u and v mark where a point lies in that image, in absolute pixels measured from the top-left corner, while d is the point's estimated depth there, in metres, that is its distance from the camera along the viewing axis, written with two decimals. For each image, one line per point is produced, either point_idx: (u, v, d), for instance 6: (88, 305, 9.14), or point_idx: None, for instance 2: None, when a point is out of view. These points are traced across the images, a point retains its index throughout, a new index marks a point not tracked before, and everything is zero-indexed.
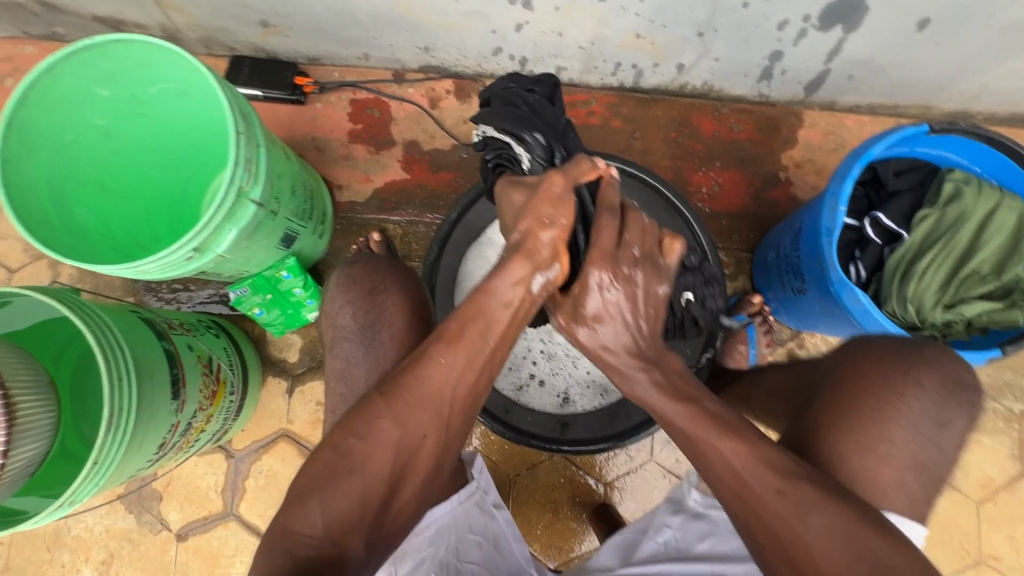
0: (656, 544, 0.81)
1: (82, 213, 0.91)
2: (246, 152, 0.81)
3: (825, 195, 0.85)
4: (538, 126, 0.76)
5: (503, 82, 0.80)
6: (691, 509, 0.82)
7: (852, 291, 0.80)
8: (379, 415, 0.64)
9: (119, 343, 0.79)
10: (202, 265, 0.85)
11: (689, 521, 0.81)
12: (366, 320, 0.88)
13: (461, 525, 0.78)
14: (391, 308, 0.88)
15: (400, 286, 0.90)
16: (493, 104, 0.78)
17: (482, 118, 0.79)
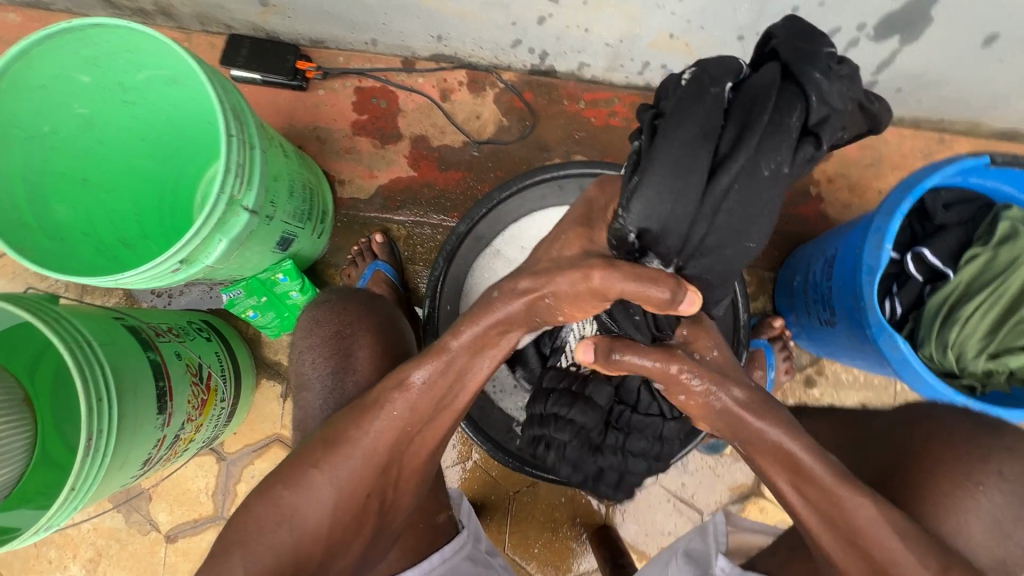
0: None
1: (62, 210, 0.84)
2: (239, 157, 0.74)
3: (869, 229, 0.78)
4: (683, 230, 0.48)
5: (773, 122, 0.45)
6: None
7: (891, 337, 0.74)
8: (313, 465, 0.60)
9: (98, 359, 0.73)
10: (191, 275, 0.79)
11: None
12: (333, 363, 0.80)
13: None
14: (359, 351, 0.80)
15: (364, 328, 0.83)
16: (706, 135, 0.45)
17: (694, 129, 0.45)
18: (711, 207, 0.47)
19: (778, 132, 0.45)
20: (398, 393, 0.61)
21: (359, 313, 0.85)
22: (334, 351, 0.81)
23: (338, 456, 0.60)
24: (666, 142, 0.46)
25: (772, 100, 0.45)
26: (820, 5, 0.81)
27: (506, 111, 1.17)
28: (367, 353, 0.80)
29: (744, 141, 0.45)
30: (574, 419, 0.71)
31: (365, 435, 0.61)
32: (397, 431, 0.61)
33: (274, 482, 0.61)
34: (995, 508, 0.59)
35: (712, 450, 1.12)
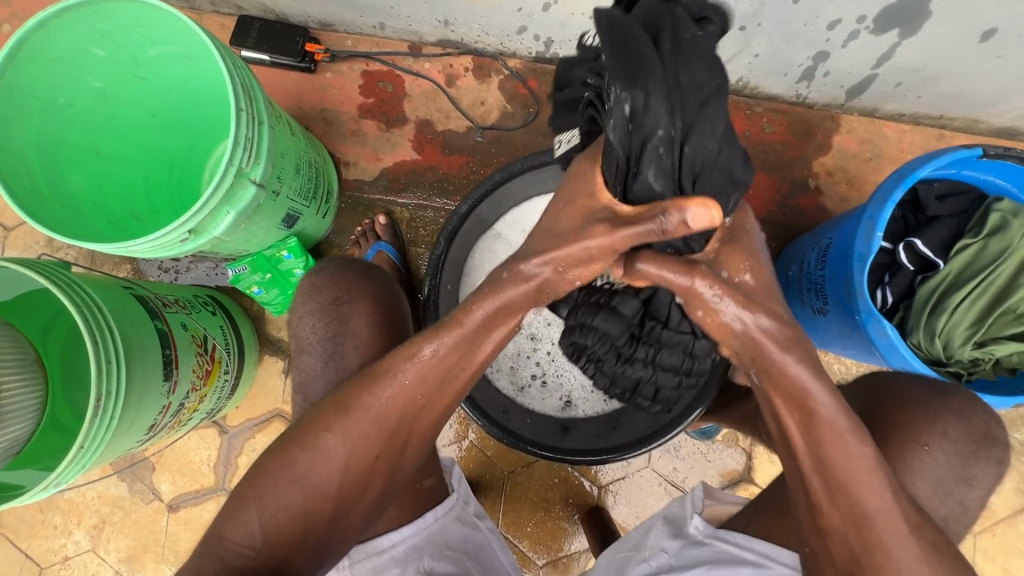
0: (650, 568, 0.72)
1: (75, 180, 0.86)
2: (248, 131, 0.76)
3: (861, 217, 0.79)
4: (659, 127, 0.54)
5: (680, 40, 0.56)
6: (690, 536, 0.72)
7: (879, 323, 0.76)
8: (328, 428, 0.62)
9: (108, 323, 0.76)
10: (199, 246, 0.81)
11: (686, 548, 0.71)
12: (329, 329, 0.82)
13: (441, 539, 0.72)
14: (357, 317, 0.83)
15: (360, 296, 0.85)
16: (654, 67, 0.54)
17: (646, 68, 0.53)
18: (689, 123, 0.56)
19: (690, 45, 0.56)
20: (402, 359, 0.63)
21: (359, 281, 0.86)
22: (328, 320, 0.83)
23: (340, 418, 0.63)
24: (633, 88, 0.53)
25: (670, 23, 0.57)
26: None
27: (510, 97, 1.19)
28: (366, 320, 0.83)
29: (677, 63, 0.55)
30: (597, 326, 0.75)
31: (365, 399, 0.63)
32: (396, 397, 0.64)
33: (278, 443, 0.63)
34: (939, 466, 0.67)
35: (704, 436, 1.15)
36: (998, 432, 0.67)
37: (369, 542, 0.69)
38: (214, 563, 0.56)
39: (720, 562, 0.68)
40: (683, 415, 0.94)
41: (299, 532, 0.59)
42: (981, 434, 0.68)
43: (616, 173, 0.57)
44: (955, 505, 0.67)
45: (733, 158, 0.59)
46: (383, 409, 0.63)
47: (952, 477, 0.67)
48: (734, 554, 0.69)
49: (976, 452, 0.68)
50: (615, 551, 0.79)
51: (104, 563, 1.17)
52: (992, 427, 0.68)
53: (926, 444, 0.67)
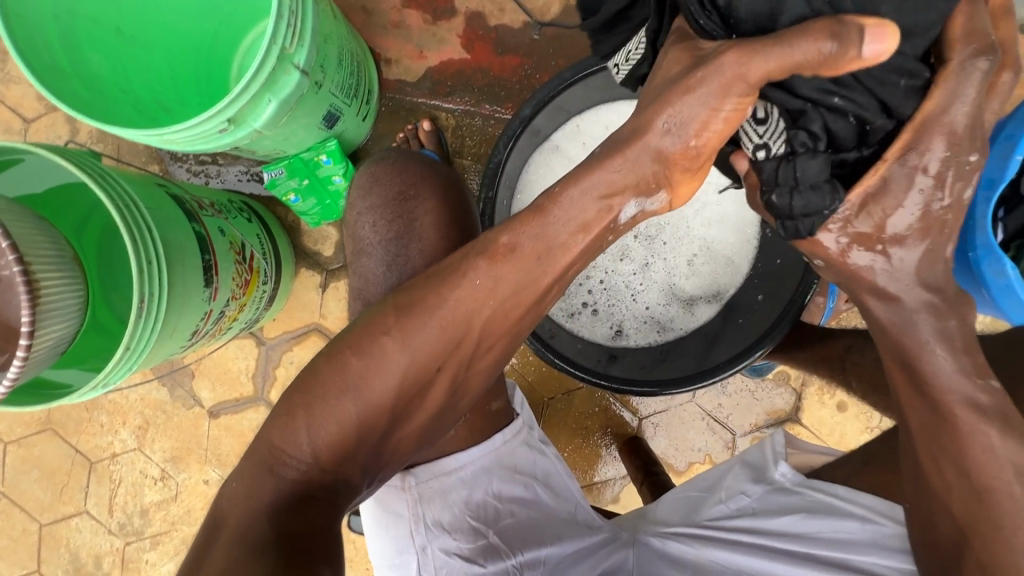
0: (727, 510, 0.68)
1: (97, 59, 0.78)
2: (291, 3, 0.65)
3: (998, 137, 0.68)
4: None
5: None
6: (776, 483, 0.68)
7: (999, 261, 0.67)
8: (384, 332, 0.57)
9: (147, 222, 0.70)
10: (238, 140, 0.74)
11: (773, 494, 0.67)
12: (392, 230, 0.75)
13: (509, 463, 0.69)
14: (422, 217, 0.76)
15: (428, 196, 0.78)
16: None
17: None
18: None
19: None
20: (482, 285, 0.58)
21: (423, 177, 0.79)
22: (388, 220, 0.76)
23: (359, 327, 0.58)
24: None
25: None
26: None
27: None
28: (431, 219, 0.76)
29: None
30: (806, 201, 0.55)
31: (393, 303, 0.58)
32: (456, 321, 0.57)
33: (327, 348, 0.58)
34: None
35: (756, 374, 1.10)
36: None
37: (435, 461, 0.66)
38: (269, 475, 0.54)
39: (817, 512, 0.64)
40: (745, 353, 0.92)
41: (356, 444, 0.56)
42: None
43: (705, 11, 0.53)
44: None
45: None
46: (450, 311, 0.57)
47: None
48: (831, 505, 0.64)
49: None
50: (683, 490, 0.75)
51: (150, 461, 1.21)
52: None
53: None
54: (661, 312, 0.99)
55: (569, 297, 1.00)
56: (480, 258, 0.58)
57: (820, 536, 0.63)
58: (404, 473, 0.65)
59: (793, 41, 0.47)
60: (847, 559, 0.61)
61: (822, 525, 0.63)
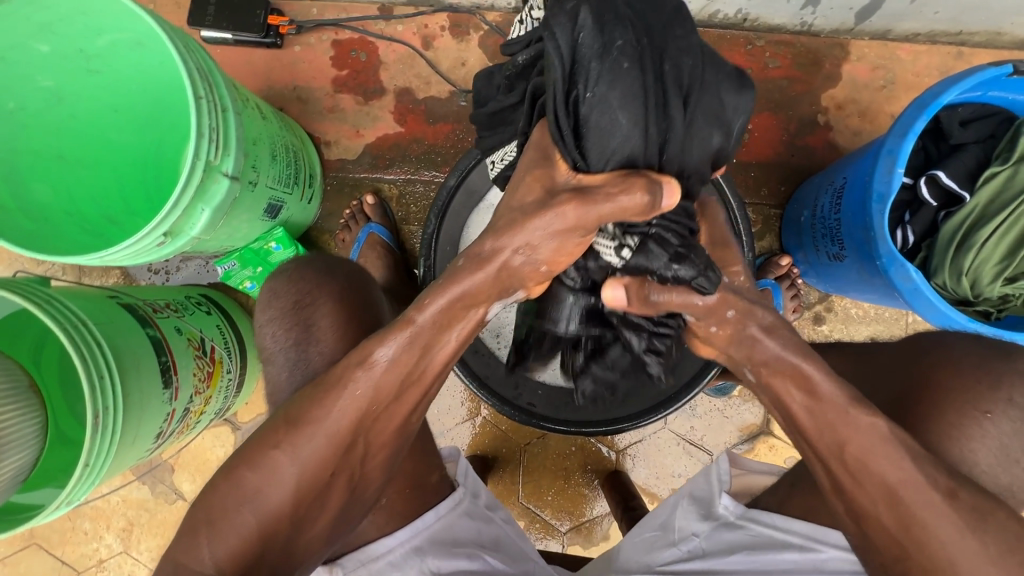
0: (681, 553, 0.70)
1: (42, 189, 0.82)
2: (210, 120, 0.70)
3: (881, 152, 0.73)
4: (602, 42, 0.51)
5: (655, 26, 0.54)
6: (721, 518, 0.71)
7: (903, 267, 0.71)
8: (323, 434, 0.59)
9: (96, 339, 0.73)
10: (179, 248, 0.78)
11: (719, 530, 0.69)
12: (290, 337, 0.75)
13: (447, 536, 0.74)
14: (321, 321, 0.76)
15: (322, 299, 0.78)
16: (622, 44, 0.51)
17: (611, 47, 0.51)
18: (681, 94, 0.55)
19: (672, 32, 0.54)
20: (361, 372, 0.60)
21: (330, 281, 0.79)
22: (288, 328, 0.76)
23: (289, 421, 0.61)
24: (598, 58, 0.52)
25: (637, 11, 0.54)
26: None
27: (493, 55, 1.11)
28: (331, 322, 0.76)
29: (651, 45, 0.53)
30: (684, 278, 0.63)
31: (328, 401, 0.61)
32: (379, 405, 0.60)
33: (269, 456, 0.60)
34: (1002, 435, 0.59)
35: (721, 393, 1.12)
36: None
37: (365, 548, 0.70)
38: None
39: (759, 546, 0.66)
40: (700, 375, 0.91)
41: None
42: None
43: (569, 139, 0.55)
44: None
45: (721, 81, 0.57)
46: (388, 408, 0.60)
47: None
48: (772, 535, 0.66)
49: None
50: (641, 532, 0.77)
51: (138, 563, 1.20)
52: None
53: (987, 411, 0.59)
54: None
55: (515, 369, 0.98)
56: (409, 352, 0.61)
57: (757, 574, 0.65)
58: (331, 566, 0.69)
59: (620, 195, 0.51)
60: None
61: (765, 560, 0.65)
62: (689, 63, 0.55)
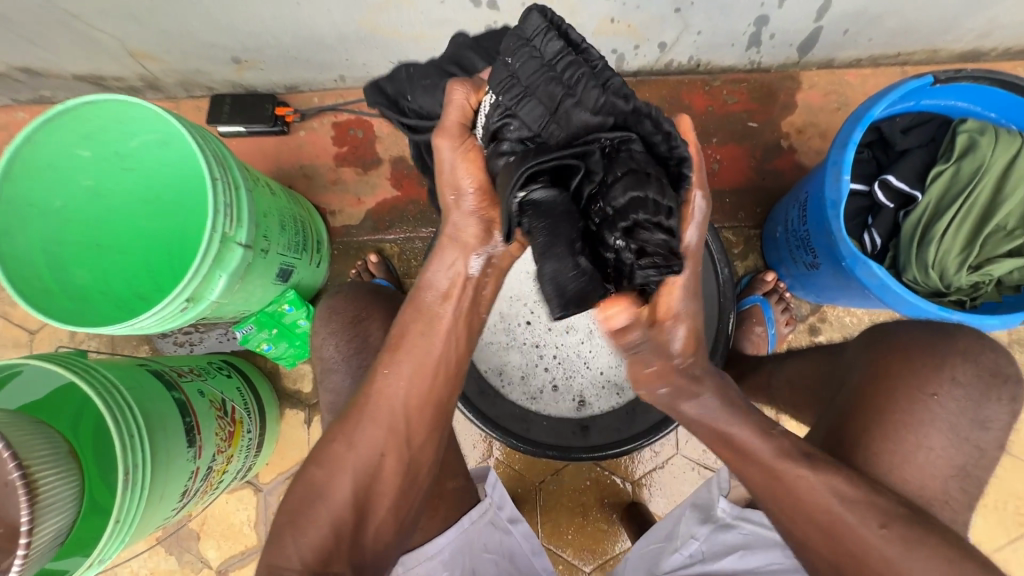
0: (683, 558, 0.78)
1: (82, 273, 0.92)
2: (226, 198, 0.80)
3: (827, 164, 0.79)
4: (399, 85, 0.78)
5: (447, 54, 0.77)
6: (719, 520, 0.79)
7: (866, 265, 0.75)
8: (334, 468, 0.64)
9: (127, 401, 0.80)
10: (199, 312, 0.86)
11: (717, 533, 0.78)
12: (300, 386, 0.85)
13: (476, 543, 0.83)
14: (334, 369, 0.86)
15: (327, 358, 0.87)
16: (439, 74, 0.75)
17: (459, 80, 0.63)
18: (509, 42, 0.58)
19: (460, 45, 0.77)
20: None
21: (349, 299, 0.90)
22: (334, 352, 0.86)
23: None
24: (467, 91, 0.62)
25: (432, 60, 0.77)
26: None
27: None
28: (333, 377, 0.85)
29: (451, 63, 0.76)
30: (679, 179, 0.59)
31: None
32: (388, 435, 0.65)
33: None
34: (950, 414, 0.66)
35: None
36: (1007, 366, 0.67)
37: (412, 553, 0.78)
38: None
39: (751, 544, 0.77)
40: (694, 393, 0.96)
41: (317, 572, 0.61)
42: (990, 372, 0.67)
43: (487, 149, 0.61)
44: (971, 450, 0.66)
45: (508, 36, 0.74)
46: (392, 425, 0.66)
47: (964, 423, 0.66)
48: (759, 533, 0.77)
49: (988, 393, 0.67)
50: (645, 542, 0.85)
51: None
52: (1002, 364, 0.67)
53: (932, 393, 0.66)
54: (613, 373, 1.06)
55: (553, 265, 0.55)
56: None
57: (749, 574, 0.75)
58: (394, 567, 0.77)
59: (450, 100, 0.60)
60: None
61: (755, 557, 0.76)
62: (460, 43, 0.77)
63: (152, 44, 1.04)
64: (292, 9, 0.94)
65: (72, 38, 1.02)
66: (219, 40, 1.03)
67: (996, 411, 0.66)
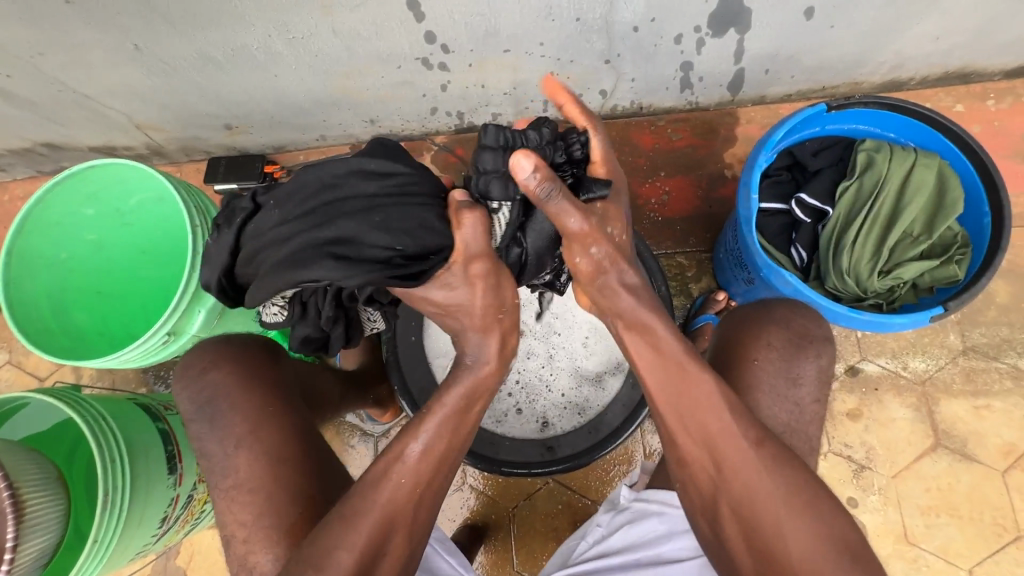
0: (588, 544, 0.87)
1: (81, 317, 1.04)
2: (205, 242, 0.91)
3: (738, 186, 0.87)
4: (236, 241, 0.73)
5: (344, 187, 0.68)
6: (620, 505, 0.89)
7: (780, 274, 0.83)
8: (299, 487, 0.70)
9: (111, 430, 0.87)
10: (182, 346, 0.95)
11: (614, 516, 0.87)
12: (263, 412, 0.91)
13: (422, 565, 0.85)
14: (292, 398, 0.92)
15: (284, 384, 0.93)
16: (391, 211, 0.68)
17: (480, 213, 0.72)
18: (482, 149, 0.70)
19: (348, 184, 0.68)
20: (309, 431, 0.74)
21: (200, 350, 0.87)
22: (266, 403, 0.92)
23: None
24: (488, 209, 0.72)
25: (337, 204, 0.68)
26: (653, 20, 0.97)
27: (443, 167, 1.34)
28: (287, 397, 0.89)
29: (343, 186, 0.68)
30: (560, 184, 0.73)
31: None
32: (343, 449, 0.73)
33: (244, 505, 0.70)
34: (770, 375, 0.76)
35: None
36: (815, 330, 0.78)
37: None
38: None
39: (639, 519, 0.84)
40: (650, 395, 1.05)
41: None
42: (799, 335, 0.78)
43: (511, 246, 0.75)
44: (793, 407, 0.76)
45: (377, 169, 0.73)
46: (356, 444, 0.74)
47: (781, 382, 0.76)
48: (649, 509, 0.85)
49: (800, 354, 0.77)
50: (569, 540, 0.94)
51: None
52: (811, 328, 0.78)
53: (756, 358, 0.77)
54: (575, 394, 1.10)
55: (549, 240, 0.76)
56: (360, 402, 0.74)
57: (639, 544, 0.83)
58: None
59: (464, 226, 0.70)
60: (660, 553, 0.81)
61: (641, 531, 0.84)
62: (340, 175, 0.69)
63: (154, 116, 1.19)
64: (270, 80, 1.08)
65: (86, 115, 1.18)
66: (211, 109, 1.18)
67: (804, 366, 0.76)
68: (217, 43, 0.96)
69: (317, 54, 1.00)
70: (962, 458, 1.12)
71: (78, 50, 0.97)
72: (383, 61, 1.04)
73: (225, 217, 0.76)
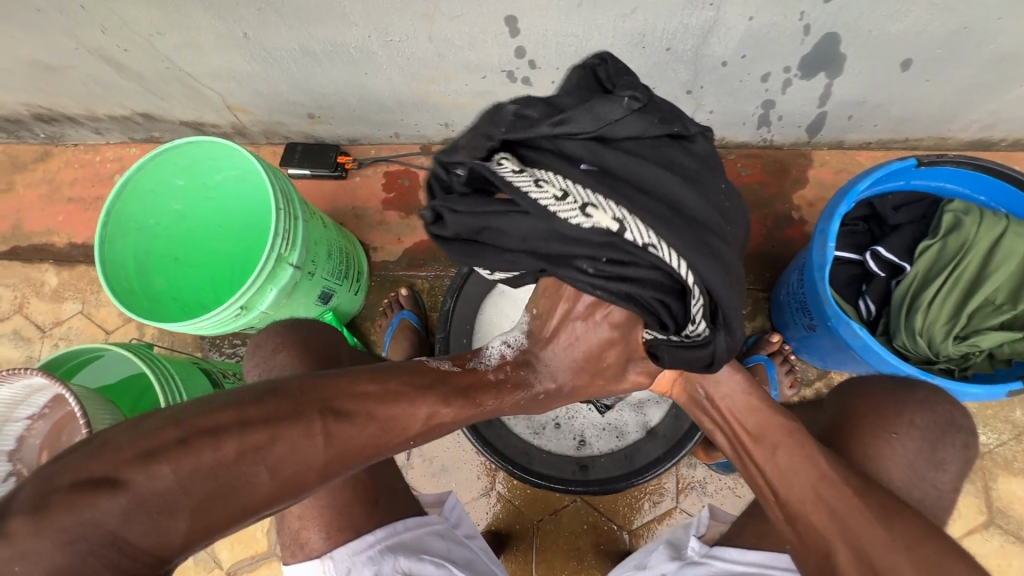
0: None
1: (159, 281, 1.11)
2: (286, 226, 0.95)
3: (815, 232, 0.86)
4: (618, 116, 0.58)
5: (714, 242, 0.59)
6: (689, 557, 0.85)
7: (849, 326, 0.82)
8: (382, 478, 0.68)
9: (179, 391, 0.92)
10: (249, 320, 1.00)
11: (684, 567, 0.83)
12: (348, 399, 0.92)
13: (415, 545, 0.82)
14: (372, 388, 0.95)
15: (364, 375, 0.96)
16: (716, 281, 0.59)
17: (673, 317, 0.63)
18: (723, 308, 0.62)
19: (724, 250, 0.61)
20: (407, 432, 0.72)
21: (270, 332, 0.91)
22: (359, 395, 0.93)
23: None
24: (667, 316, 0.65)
25: (708, 227, 0.58)
26: (744, 57, 0.97)
27: None
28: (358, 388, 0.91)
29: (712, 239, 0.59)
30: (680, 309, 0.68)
31: None
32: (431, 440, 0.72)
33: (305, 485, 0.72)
34: (890, 447, 0.74)
35: (729, 470, 1.13)
36: (961, 418, 0.77)
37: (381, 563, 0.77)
38: None
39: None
40: (694, 429, 1.04)
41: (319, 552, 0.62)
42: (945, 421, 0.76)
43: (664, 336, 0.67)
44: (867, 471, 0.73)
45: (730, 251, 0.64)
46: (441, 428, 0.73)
47: (921, 461, 0.75)
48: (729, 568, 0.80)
49: (943, 438, 0.76)
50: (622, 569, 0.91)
51: None
52: (957, 416, 0.77)
53: (892, 431, 0.75)
54: (615, 418, 1.10)
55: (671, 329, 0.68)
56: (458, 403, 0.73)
57: None
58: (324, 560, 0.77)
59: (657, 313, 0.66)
60: None
61: None
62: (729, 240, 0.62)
63: (246, 99, 1.26)
64: (360, 77, 1.13)
65: (185, 92, 1.25)
66: (299, 98, 1.23)
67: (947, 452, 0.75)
68: (319, 38, 1.01)
69: (409, 57, 1.04)
70: (1016, 541, 1.06)
71: (192, 33, 1.03)
72: (470, 70, 1.07)
73: (657, 108, 0.60)
